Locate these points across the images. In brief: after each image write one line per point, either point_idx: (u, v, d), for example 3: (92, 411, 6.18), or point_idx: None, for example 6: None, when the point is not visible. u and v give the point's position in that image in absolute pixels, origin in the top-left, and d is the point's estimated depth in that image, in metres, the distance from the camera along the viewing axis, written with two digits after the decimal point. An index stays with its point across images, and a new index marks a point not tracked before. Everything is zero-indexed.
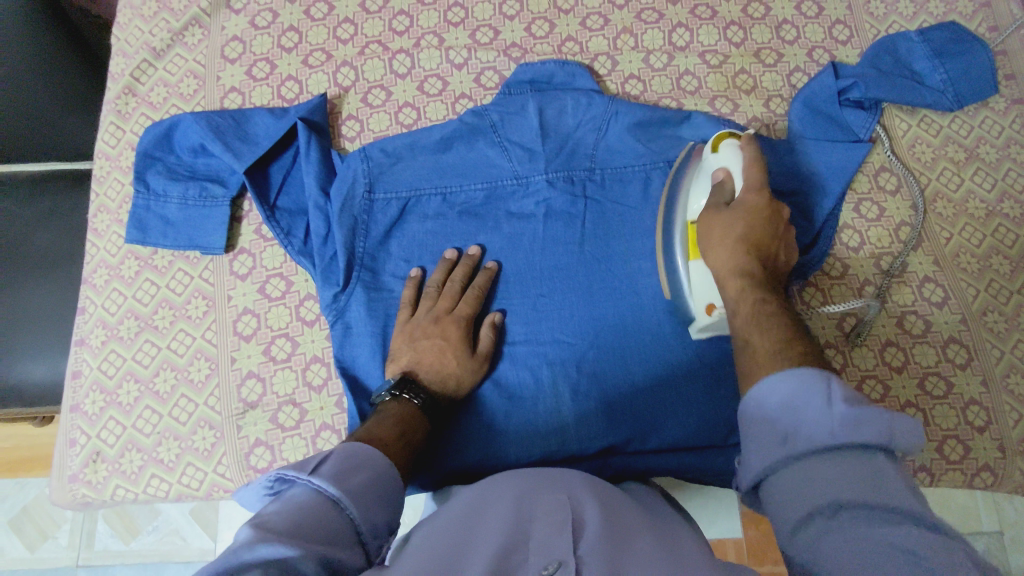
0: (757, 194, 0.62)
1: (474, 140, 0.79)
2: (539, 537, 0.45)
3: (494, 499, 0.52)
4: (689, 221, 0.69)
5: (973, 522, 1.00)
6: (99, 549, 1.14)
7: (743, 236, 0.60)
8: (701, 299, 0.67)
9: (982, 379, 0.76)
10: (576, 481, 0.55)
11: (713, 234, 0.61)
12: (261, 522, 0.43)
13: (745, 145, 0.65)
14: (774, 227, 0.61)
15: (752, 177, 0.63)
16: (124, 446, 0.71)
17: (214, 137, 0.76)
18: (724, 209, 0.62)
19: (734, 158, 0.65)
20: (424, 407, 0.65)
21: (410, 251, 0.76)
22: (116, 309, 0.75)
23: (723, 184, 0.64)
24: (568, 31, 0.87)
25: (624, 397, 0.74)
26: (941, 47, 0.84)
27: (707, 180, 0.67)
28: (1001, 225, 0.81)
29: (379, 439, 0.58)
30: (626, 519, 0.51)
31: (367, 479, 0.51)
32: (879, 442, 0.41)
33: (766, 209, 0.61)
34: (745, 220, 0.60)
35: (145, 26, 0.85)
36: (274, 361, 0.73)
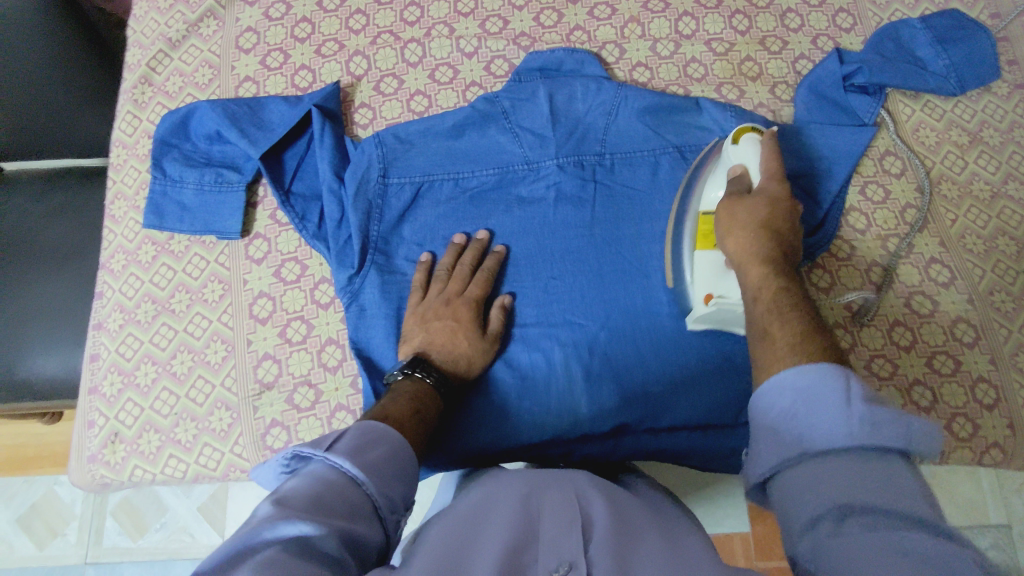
0: (777, 184, 0.64)
1: (486, 126, 0.81)
2: (546, 537, 0.46)
3: (499, 491, 0.52)
4: (702, 212, 0.71)
5: (980, 510, 1.00)
6: (107, 545, 1.14)
7: (762, 224, 0.62)
8: (701, 287, 0.70)
9: (990, 358, 0.77)
10: (583, 477, 0.55)
11: (733, 221, 0.63)
12: (279, 498, 0.41)
13: (766, 141, 0.67)
14: (792, 218, 0.64)
15: (772, 171, 0.65)
16: (142, 427, 0.71)
17: (230, 123, 0.77)
18: (746, 197, 0.64)
19: (753, 153, 0.67)
20: (437, 386, 0.64)
21: (423, 235, 0.77)
22: (133, 293, 0.76)
23: (742, 177, 0.66)
24: (576, 20, 0.88)
25: (636, 377, 0.74)
26: (943, 34, 0.85)
27: (724, 173, 0.70)
28: (1006, 207, 0.82)
29: (394, 416, 0.57)
30: (634, 516, 0.52)
31: (385, 453, 0.49)
32: (897, 445, 0.40)
33: (784, 200, 0.64)
34: (767, 208, 0.63)
35: (161, 18, 0.87)
36: (290, 343, 0.74)
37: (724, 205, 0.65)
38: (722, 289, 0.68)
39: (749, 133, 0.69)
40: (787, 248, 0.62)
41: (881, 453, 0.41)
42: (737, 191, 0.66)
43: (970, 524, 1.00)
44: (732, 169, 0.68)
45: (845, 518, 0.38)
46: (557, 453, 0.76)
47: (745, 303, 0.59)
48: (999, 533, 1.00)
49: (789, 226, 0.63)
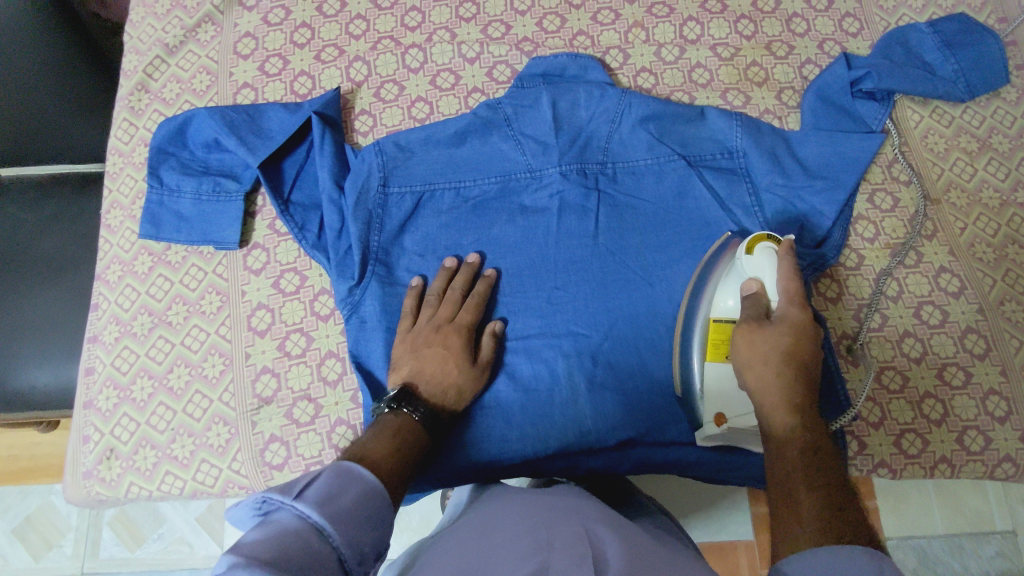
0: (800, 311, 0.60)
1: (488, 133, 0.79)
2: (557, 568, 0.44)
3: (510, 530, 0.50)
4: (712, 319, 0.68)
5: (985, 520, 0.99)
6: (103, 557, 1.13)
7: (784, 361, 0.57)
8: (711, 407, 0.68)
9: (1001, 370, 0.75)
10: (592, 515, 0.53)
11: (753, 355, 0.59)
12: (238, 545, 0.41)
13: (782, 255, 0.64)
14: (816, 348, 0.59)
15: (794, 295, 0.61)
16: (138, 442, 0.70)
17: (228, 131, 0.75)
18: (767, 324, 0.60)
19: (768, 266, 0.65)
20: (423, 420, 0.64)
21: (424, 246, 0.76)
22: (129, 305, 0.74)
23: (759, 296, 0.63)
24: (579, 25, 0.87)
25: (641, 390, 0.73)
26: (952, 38, 0.84)
27: (738, 284, 0.67)
28: (1016, 215, 0.81)
29: (372, 457, 0.56)
30: (642, 550, 0.49)
31: (357, 498, 0.49)
32: None
33: (807, 329, 0.59)
34: (789, 341, 0.58)
35: (158, 23, 0.85)
36: (289, 356, 0.73)
37: (742, 332, 0.61)
38: (734, 410, 0.67)
39: (766, 243, 0.66)
40: (812, 387, 0.57)
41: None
42: (756, 315, 0.62)
43: (976, 533, 0.99)
44: (746, 285, 0.64)
45: None
46: (561, 466, 0.74)
47: (768, 455, 0.55)
48: (1005, 543, 0.98)
49: (813, 360, 0.58)
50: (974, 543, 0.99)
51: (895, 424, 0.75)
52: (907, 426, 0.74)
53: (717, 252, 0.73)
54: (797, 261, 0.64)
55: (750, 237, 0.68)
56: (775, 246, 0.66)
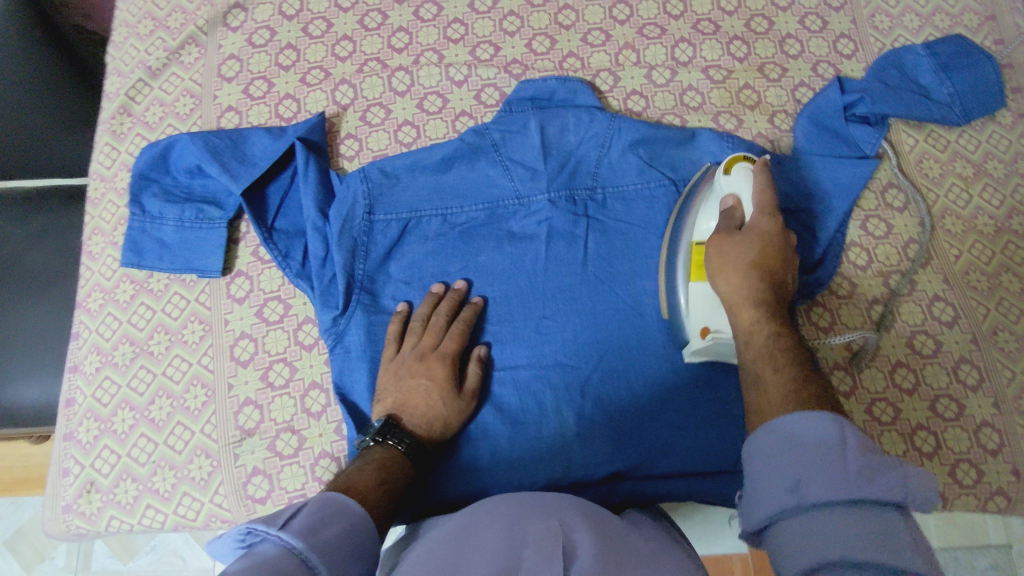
0: (769, 221, 0.61)
1: (475, 159, 0.78)
2: (529, 561, 0.45)
3: (482, 526, 0.51)
4: (695, 243, 0.68)
5: (979, 533, 0.98)
6: (95, 570, 1.12)
7: (754, 265, 0.59)
8: (697, 322, 0.67)
9: (994, 401, 0.74)
10: (568, 509, 0.53)
11: (723, 262, 0.61)
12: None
13: (757, 171, 0.64)
14: (786, 255, 0.61)
15: (766, 206, 0.62)
16: (119, 475, 0.69)
17: (210, 158, 0.74)
18: (736, 234, 0.62)
19: (745, 182, 0.65)
20: (407, 453, 0.63)
21: (410, 273, 0.75)
22: (111, 335, 0.74)
23: (733, 210, 0.64)
24: (570, 47, 0.86)
25: (629, 422, 0.72)
26: (947, 61, 0.83)
27: (716, 204, 0.67)
28: (1011, 242, 0.80)
29: (356, 489, 0.56)
30: (618, 545, 0.51)
31: (339, 532, 0.48)
32: (895, 499, 0.37)
33: (776, 236, 0.61)
34: (758, 247, 0.60)
35: (141, 45, 0.84)
36: (272, 387, 0.72)
37: (713, 243, 0.63)
38: (715, 323, 0.66)
39: (742, 163, 0.66)
40: (780, 288, 0.59)
41: (880, 511, 0.37)
42: (729, 226, 0.63)
43: (971, 551, 0.98)
44: (723, 201, 0.65)
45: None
46: None
47: (738, 348, 0.57)
48: (999, 556, 0.97)
49: (783, 263, 0.60)
50: (968, 556, 0.98)
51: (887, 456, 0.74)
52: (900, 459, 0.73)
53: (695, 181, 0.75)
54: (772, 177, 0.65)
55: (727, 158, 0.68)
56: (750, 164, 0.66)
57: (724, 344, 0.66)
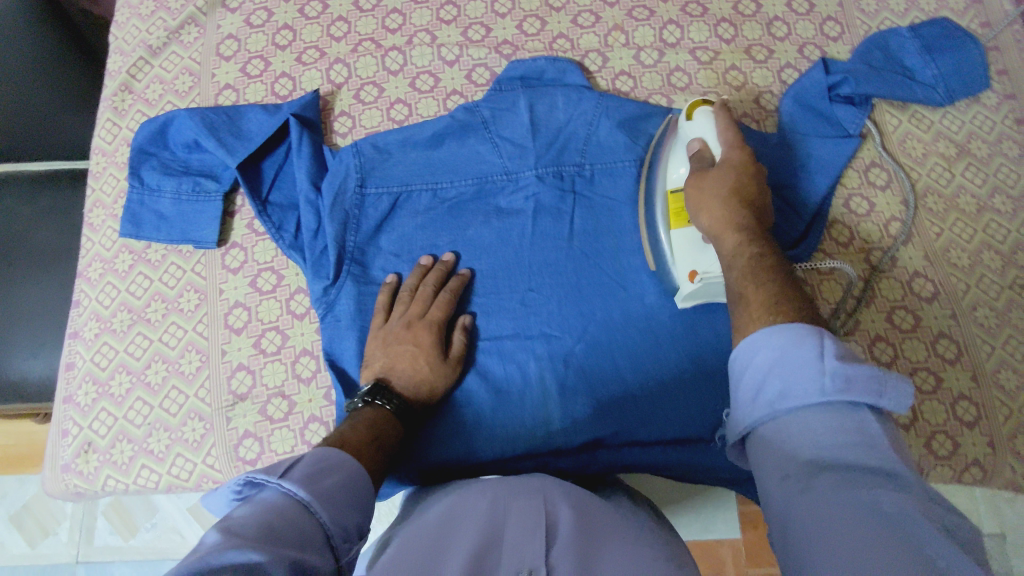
0: (739, 153, 0.64)
1: (465, 136, 0.80)
2: (512, 533, 0.49)
3: (468, 502, 0.54)
4: (669, 191, 0.71)
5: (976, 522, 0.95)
6: (98, 545, 1.14)
7: (732, 193, 0.61)
8: (685, 266, 0.69)
9: (972, 375, 0.76)
10: (551, 485, 0.57)
11: (702, 199, 0.62)
12: (225, 524, 0.42)
13: (718, 113, 0.67)
14: (760, 181, 0.63)
15: (733, 141, 0.64)
16: (115, 436, 0.71)
17: (208, 132, 0.77)
18: (710, 170, 0.64)
19: (708, 124, 0.67)
20: (396, 413, 0.65)
21: (400, 246, 0.77)
22: (109, 302, 0.76)
23: (701, 152, 0.66)
24: (560, 28, 0.87)
25: (611, 391, 0.74)
26: (932, 43, 0.84)
27: (684, 149, 0.69)
28: (993, 221, 0.81)
29: (351, 444, 0.58)
30: (597, 521, 0.54)
31: (339, 481, 0.51)
32: (866, 399, 0.41)
33: (748, 166, 0.63)
34: (733, 176, 0.62)
35: (143, 25, 0.87)
36: (264, 353, 0.74)
37: (689, 181, 0.64)
38: (703, 264, 0.67)
39: (702, 107, 0.69)
40: (760, 213, 0.61)
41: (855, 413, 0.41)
42: (700, 165, 0.65)
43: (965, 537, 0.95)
44: (690, 147, 0.67)
45: (816, 473, 0.39)
46: (531, 465, 0.75)
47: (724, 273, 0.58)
48: (993, 545, 0.95)
49: (759, 190, 0.62)
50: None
51: None
52: None
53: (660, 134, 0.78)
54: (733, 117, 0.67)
55: (688, 106, 0.71)
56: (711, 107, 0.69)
57: (714, 284, 0.67)
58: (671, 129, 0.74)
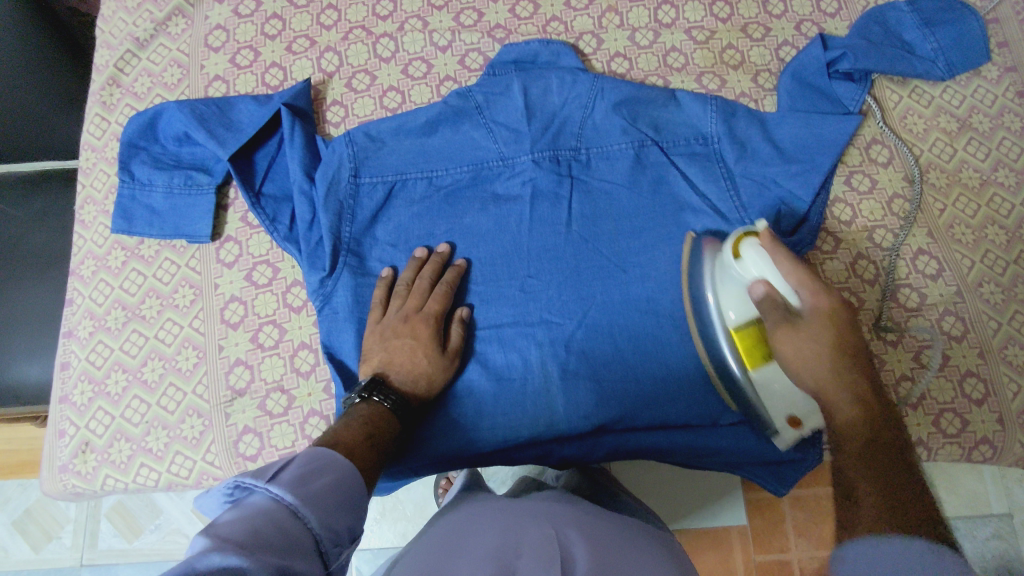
0: (826, 299, 0.58)
1: (459, 122, 0.79)
2: (527, 561, 0.47)
3: (479, 534, 0.53)
4: (731, 330, 0.67)
5: (981, 502, 0.95)
6: (103, 548, 1.13)
7: (832, 357, 0.56)
8: (781, 412, 0.67)
9: (980, 351, 0.75)
10: (563, 519, 0.56)
11: (798, 361, 0.58)
12: (211, 527, 0.41)
13: (771, 250, 0.62)
14: (856, 328, 0.58)
15: (812, 284, 0.59)
16: (113, 436, 0.70)
17: (198, 124, 0.75)
18: (798, 326, 0.58)
19: (764, 263, 0.62)
20: (394, 410, 0.65)
21: (396, 236, 0.76)
22: (103, 300, 0.75)
23: (772, 297, 0.60)
24: (553, 11, 0.86)
25: (615, 378, 0.73)
26: (931, 16, 0.83)
27: (741, 288, 0.65)
28: (997, 195, 0.80)
29: (345, 443, 0.58)
30: (612, 559, 0.51)
31: (328, 484, 0.50)
32: None
33: (839, 314, 0.58)
34: (829, 335, 0.57)
35: (129, 18, 0.85)
36: (262, 348, 0.73)
37: (776, 340, 0.59)
38: (799, 408, 0.66)
39: (748, 240, 0.65)
40: (863, 368, 0.57)
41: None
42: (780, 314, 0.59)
43: (970, 518, 0.95)
44: (753, 290, 0.62)
45: None
46: (533, 454, 0.75)
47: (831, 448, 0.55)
48: (1001, 525, 0.94)
49: (856, 338, 0.57)
50: (970, 525, 0.94)
51: None
52: None
53: (694, 257, 0.73)
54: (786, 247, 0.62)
55: (731, 240, 0.67)
56: (758, 239, 0.65)
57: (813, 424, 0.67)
58: (712, 257, 0.70)
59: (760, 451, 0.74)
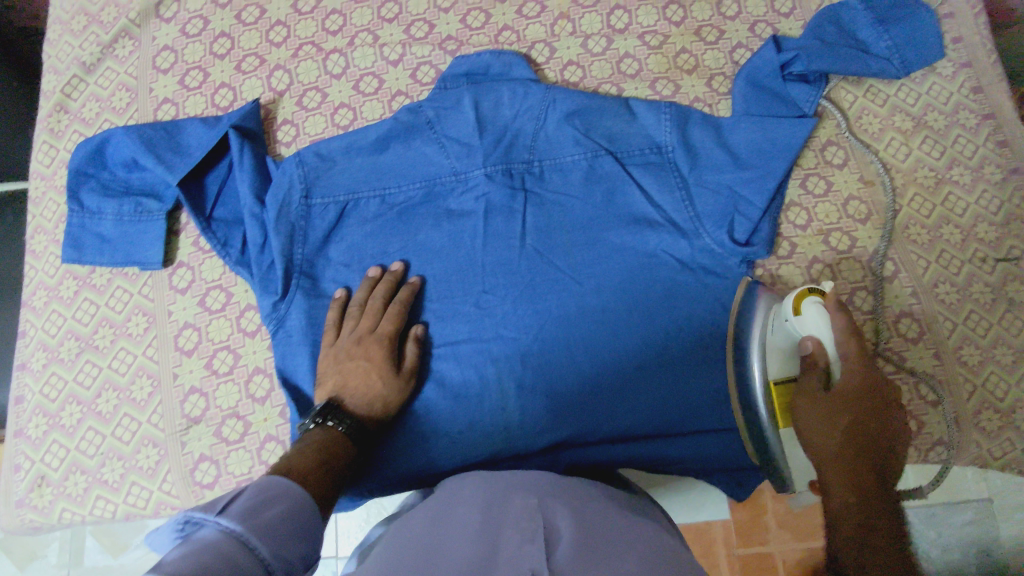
0: (859, 379, 0.63)
1: (410, 138, 0.78)
2: (512, 535, 0.48)
3: (461, 508, 0.54)
4: (770, 382, 0.69)
5: (961, 488, 0.91)
6: (87, 566, 1.12)
7: (849, 431, 0.61)
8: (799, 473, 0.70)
9: (935, 352, 0.77)
10: (544, 488, 0.57)
11: (813, 428, 0.64)
12: (158, 564, 0.40)
13: (832, 313, 0.65)
14: (884, 413, 0.62)
15: (853, 362, 0.63)
16: (68, 468, 0.70)
17: (145, 150, 0.75)
18: (823, 396, 0.64)
19: (822, 323, 0.65)
20: (348, 433, 0.64)
21: (350, 256, 0.76)
22: (56, 331, 0.75)
23: (816, 357, 0.65)
24: (504, 20, 0.85)
25: (572, 392, 0.74)
26: (885, 14, 0.82)
27: (791, 341, 0.68)
28: (951, 193, 0.81)
29: (297, 470, 0.57)
30: (596, 526, 0.52)
31: (280, 513, 0.50)
32: None
33: (869, 395, 0.62)
34: (849, 411, 0.62)
35: (75, 41, 0.84)
36: (217, 374, 0.73)
37: (801, 402, 0.66)
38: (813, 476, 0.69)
39: (811, 299, 0.67)
40: (880, 451, 0.60)
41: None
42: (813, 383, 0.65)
43: (948, 505, 0.92)
44: (803, 344, 0.66)
45: None
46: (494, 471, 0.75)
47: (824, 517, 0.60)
48: (981, 511, 0.91)
49: (880, 419, 0.62)
50: (946, 513, 0.92)
51: None
52: None
53: (746, 300, 0.74)
54: (847, 315, 0.65)
55: (792, 294, 0.69)
56: (822, 300, 0.67)
57: None
58: (765, 302, 0.73)
59: (720, 458, 0.74)
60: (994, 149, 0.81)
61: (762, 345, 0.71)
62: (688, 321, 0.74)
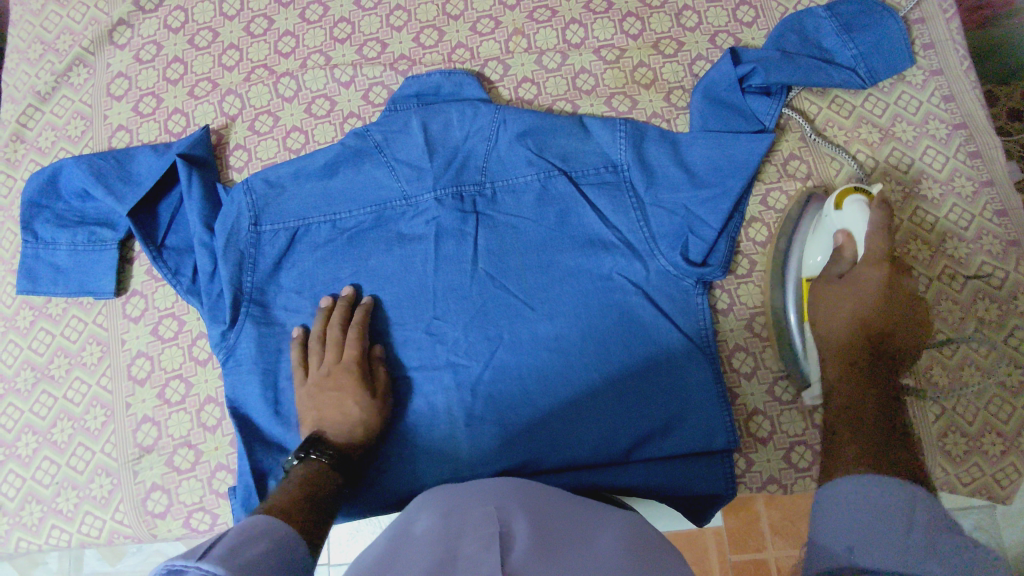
0: (872, 271, 0.66)
1: (360, 162, 0.77)
2: (467, 541, 0.45)
3: (418, 520, 0.51)
4: (804, 278, 0.74)
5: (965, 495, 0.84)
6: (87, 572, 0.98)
7: (850, 319, 0.66)
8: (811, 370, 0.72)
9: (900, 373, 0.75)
10: (505, 495, 0.55)
11: (826, 316, 0.68)
12: None
13: (872, 208, 0.67)
14: (889, 307, 0.66)
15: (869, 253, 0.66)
16: (24, 498, 0.73)
17: (95, 180, 0.75)
18: (836, 281, 0.68)
19: (857, 220, 0.68)
20: (332, 465, 0.63)
21: (301, 282, 0.76)
22: (13, 361, 0.77)
23: (842, 249, 0.69)
24: (458, 38, 0.84)
25: (523, 420, 0.73)
26: (850, 21, 0.79)
27: (828, 239, 0.71)
28: (920, 209, 0.78)
29: (280, 505, 0.55)
30: (558, 534, 0.50)
31: (262, 550, 0.44)
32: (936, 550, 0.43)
33: (879, 288, 0.66)
34: (855, 299, 0.66)
35: (32, 69, 0.85)
36: (169, 404, 0.74)
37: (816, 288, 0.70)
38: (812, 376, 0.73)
39: (855, 196, 0.69)
40: (880, 341, 0.65)
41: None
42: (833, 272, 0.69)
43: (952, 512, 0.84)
44: (834, 238, 0.70)
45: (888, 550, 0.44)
46: None
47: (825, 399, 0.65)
48: (982, 517, 0.85)
49: (892, 312, 0.66)
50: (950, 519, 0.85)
51: (786, 437, 0.75)
52: (797, 439, 0.75)
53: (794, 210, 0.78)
54: (887, 212, 0.67)
55: (836, 192, 0.71)
56: (864, 199, 0.69)
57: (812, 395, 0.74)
58: (811, 210, 0.76)
59: (676, 484, 0.72)
60: (965, 161, 0.78)
61: (801, 245, 0.75)
62: (641, 343, 0.73)
